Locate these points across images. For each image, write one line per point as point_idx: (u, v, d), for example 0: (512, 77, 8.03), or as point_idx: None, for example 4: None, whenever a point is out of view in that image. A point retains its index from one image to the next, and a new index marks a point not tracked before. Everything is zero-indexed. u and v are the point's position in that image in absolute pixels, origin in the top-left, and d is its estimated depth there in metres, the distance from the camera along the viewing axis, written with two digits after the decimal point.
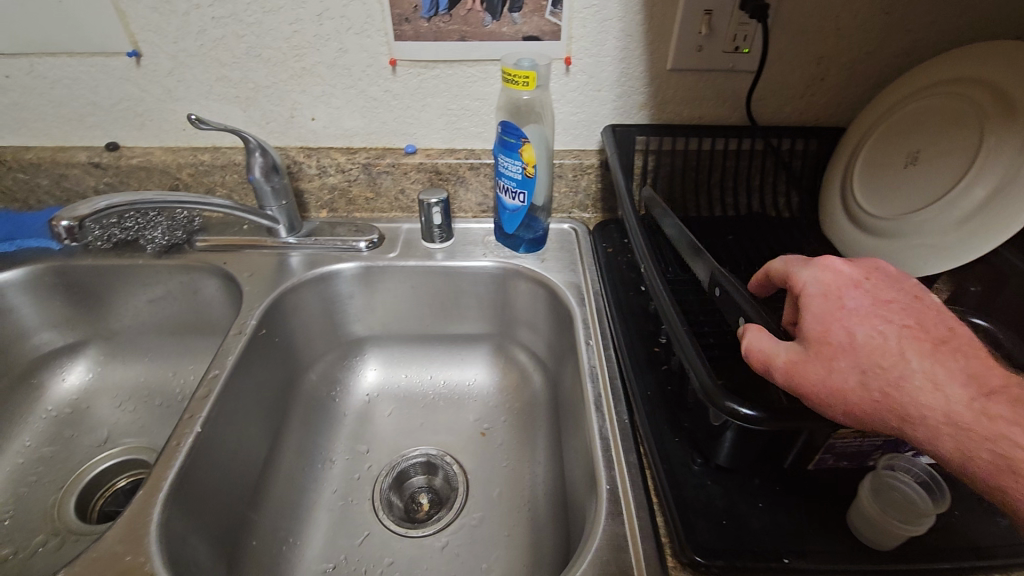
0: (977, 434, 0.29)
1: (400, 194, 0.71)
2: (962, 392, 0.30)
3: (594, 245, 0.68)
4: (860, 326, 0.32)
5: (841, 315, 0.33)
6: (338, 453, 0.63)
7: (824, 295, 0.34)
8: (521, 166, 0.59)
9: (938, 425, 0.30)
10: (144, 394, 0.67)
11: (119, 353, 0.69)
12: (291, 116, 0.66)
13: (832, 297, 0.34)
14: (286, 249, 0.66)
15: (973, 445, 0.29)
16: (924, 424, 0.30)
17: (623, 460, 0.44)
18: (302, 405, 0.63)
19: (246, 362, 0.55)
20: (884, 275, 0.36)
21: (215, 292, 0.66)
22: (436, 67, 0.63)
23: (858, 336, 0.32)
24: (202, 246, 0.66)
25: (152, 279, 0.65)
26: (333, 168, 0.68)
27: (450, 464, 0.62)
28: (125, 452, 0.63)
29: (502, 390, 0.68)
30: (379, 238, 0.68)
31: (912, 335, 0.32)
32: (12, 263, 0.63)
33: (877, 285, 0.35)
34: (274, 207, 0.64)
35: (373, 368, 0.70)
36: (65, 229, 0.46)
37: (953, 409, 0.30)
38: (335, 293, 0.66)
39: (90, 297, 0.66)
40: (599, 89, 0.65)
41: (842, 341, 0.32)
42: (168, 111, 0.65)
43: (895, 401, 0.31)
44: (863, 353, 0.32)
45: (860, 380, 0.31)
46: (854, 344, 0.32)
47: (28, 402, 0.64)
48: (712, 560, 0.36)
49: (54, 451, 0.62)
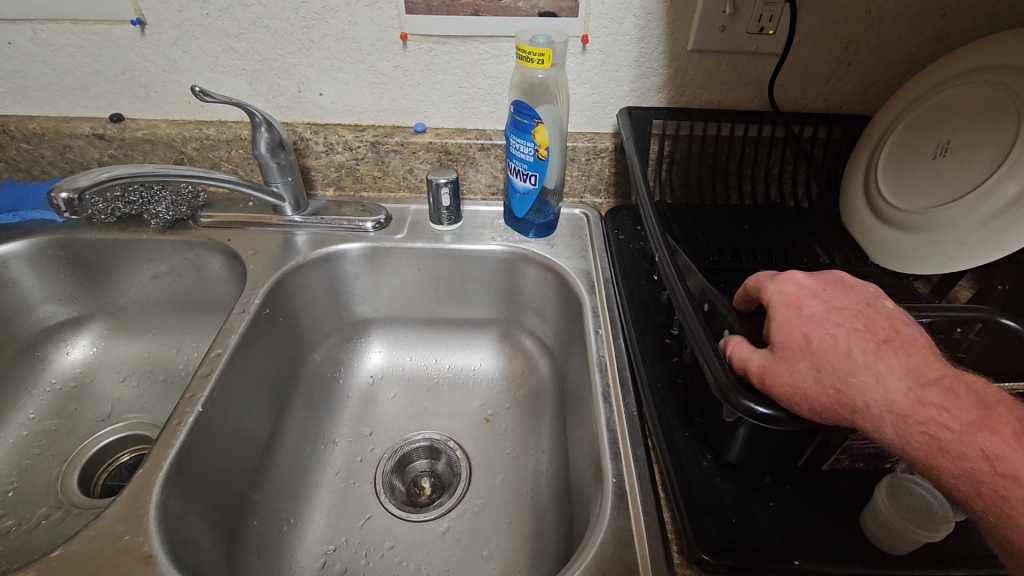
0: (917, 423, 0.29)
1: (409, 173, 0.69)
2: (904, 384, 0.30)
3: (605, 231, 0.67)
4: (817, 331, 0.33)
5: (801, 322, 0.34)
6: (340, 435, 0.62)
7: (784, 306, 0.35)
8: (534, 148, 0.58)
9: (882, 417, 0.29)
10: (148, 369, 0.67)
11: (123, 328, 0.68)
12: (298, 91, 0.64)
13: (793, 306, 0.35)
14: (292, 228, 0.65)
15: (917, 434, 0.29)
16: (868, 418, 0.30)
17: (630, 453, 0.43)
18: (305, 385, 0.63)
19: (249, 342, 0.54)
20: (841, 284, 0.36)
21: (219, 269, 0.65)
22: (448, 43, 0.60)
23: (814, 339, 0.32)
24: (206, 222, 0.65)
25: (156, 254, 0.64)
26: (340, 145, 0.67)
27: (453, 449, 0.62)
28: (128, 427, 0.62)
29: (507, 376, 0.67)
30: (386, 219, 0.67)
31: (859, 336, 0.32)
32: (15, 234, 0.62)
33: (833, 294, 0.35)
34: (280, 184, 0.62)
35: (377, 350, 0.69)
36: (65, 202, 0.45)
37: (895, 402, 0.29)
38: (340, 274, 0.65)
39: (94, 271, 0.65)
40: (616, 69, 0.63)
41: (801, 344, 0.32)
42: (174, 82, 0.64)
43: (847, 396, 0.30)
44: (819, 354, 0.31)
45: (815, 378, 0.31)
46: (811, 346, 0.32)
47: (32, 374, 0.64)
48: (720, 560, 0.35)
49: (58, 424, 0.61)
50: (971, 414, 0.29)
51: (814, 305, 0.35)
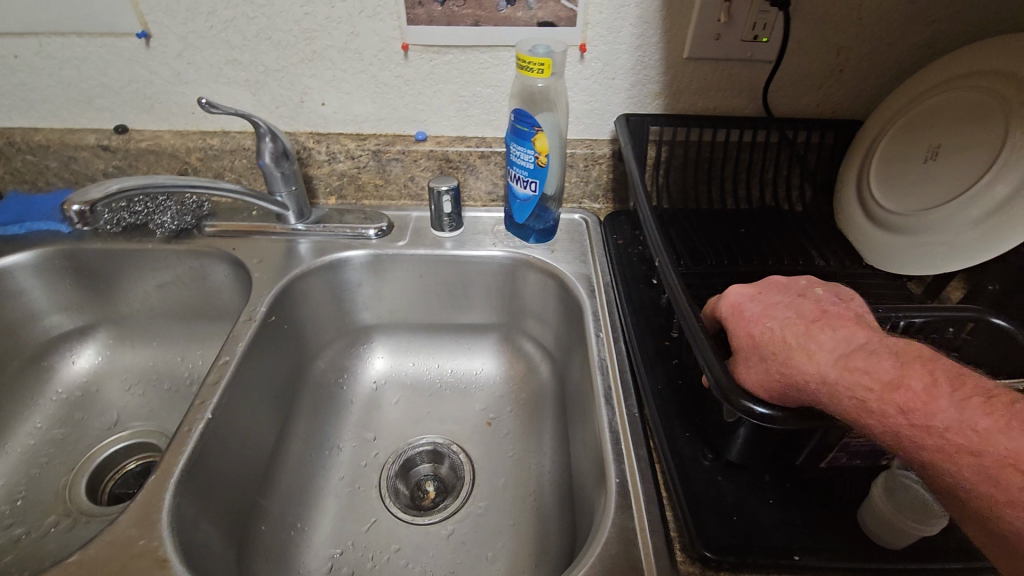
0: (846, 386, 0.30)
1: (410, 181, 0.70)
2: (831, 353, 0.32)
3: (604, 236, 0.68)
4: (757, 326, 0.36)
5: (746, 322, 0.38)
6: (345, 440, 0.63)
7: (732, 315, 0.39)
8: (534, 155, 0.59)
9: (818, 387, 0.31)
10: (153, 377, 0.67)
11: (129, 337, 0.69)
12: (301, 101, 0.65)
13: (737, 311, 0.39)
14: (295, 236, 0.66)
15: (847, 398, 0.30)
16: (809, 391, 0.32)
17: (632, 453, 0.44)
18: (310, 391, 0.64)
19: (256, 349, 0.55)
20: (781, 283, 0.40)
21: (224, 277, 0.65)
22: (449, 53, 0.62)
23: (756, 334, 0.36)
24: (211, 231, 0.65)
25: (161, 264, 0.65)
26: (342, 154, 0.68)
27: (457, 453, 0.63)
28: (135, 435, 0.63)
29: (509, 380, 0.68)
30: (388, 226, 0.68)
31: (791, 321, 0.35)
32: (21, 245, 0.62)
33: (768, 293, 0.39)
34: (284, 193, 0.63)
35: (380, 356, 0.70)
36: (76, 214, 0.45)
37: (825, 370, 0.31)
38: (343, 281, 0.66)
39: (99, 280, 0.66)
40: (613, 77, 0.64)
41: (748, 342, 0.36)
42: (178, 94, 0.65)
43: (785, 374, 0.33)
44: (761, 346, 0.35)
45: (764, 368, 0.34)
46: (754, 342, 0.36)
47: (39, 383, 0.64)
48: (722, 557, 0.36)
49: (65, 432, 0.62)
50: (891, 372, 0.30)
51: (756, 306, 0.38)
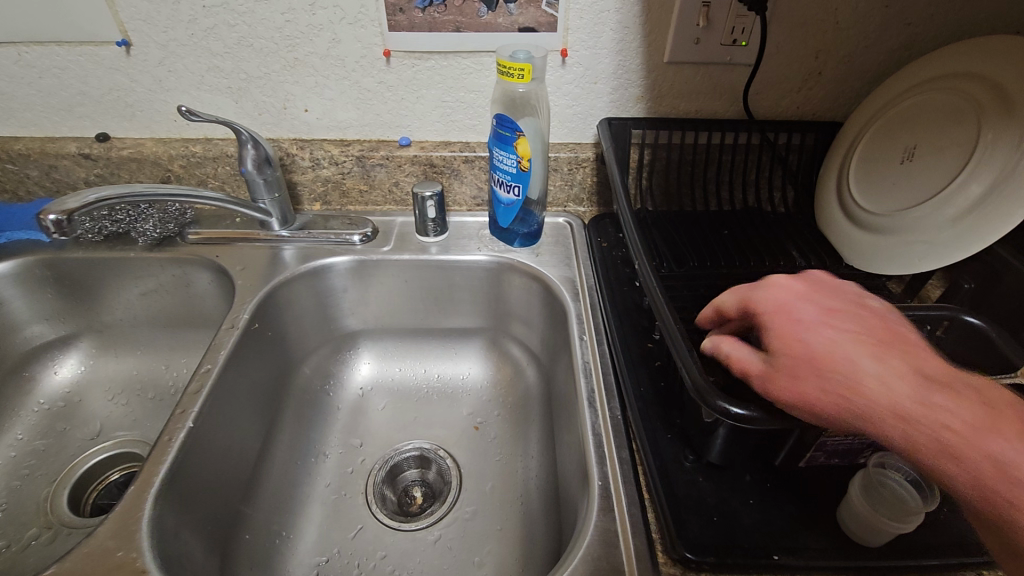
0: (897, 404, 0.28)
1: (395, 186, 0.70)
2: (881, 369, 0.29)
3: (589, 239, 0.68)
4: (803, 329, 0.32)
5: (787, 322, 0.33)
6: (331, 447, 0.63)
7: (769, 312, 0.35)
8: (516, 160, 0.59)
9: (867, 402, 0.29)
10: (137, 386, 0.67)
11: (112, 346, 0.68)
12: (284, 108, 0.65)
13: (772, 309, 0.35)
14: (279, 243, 0.66)
15: (893, 419, 0.28)
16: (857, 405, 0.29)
17: (614, 456, 0.44)
18: (295, 397, 0.63)
19: (239, 355, 0.55)
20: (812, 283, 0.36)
21: (207, 285, 0.65)
22: (431, 58, 0.62)
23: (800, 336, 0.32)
24: (194, 239, 0.65)
25: (144, 272, 0.64)
26: (326, 160, 0.68)
27: (444, 458, 0.62)
28: (119, 445, 0.63)
29: (496, 384, 0.68)
30: (372, 232, 0.68)
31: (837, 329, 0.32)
32: (1, 256, 0.62)
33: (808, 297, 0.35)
34: (267, 200, 0.63)
35: (366, 362, 0.70)
36: (53, 223, 0.46)
37: (873, 385, 0.29)
38: (328, 287, 0.66)
39: (81, 290, 0.65)
40: (595, 81, 0.65)
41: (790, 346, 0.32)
42: (159, 102, 0.64)
43: (833, 385, 0.30)
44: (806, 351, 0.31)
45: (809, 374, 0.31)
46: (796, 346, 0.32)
47: (21, 394, 0.64)
48: (703, 557, 0.36)
49: (47, 444, 0.61)
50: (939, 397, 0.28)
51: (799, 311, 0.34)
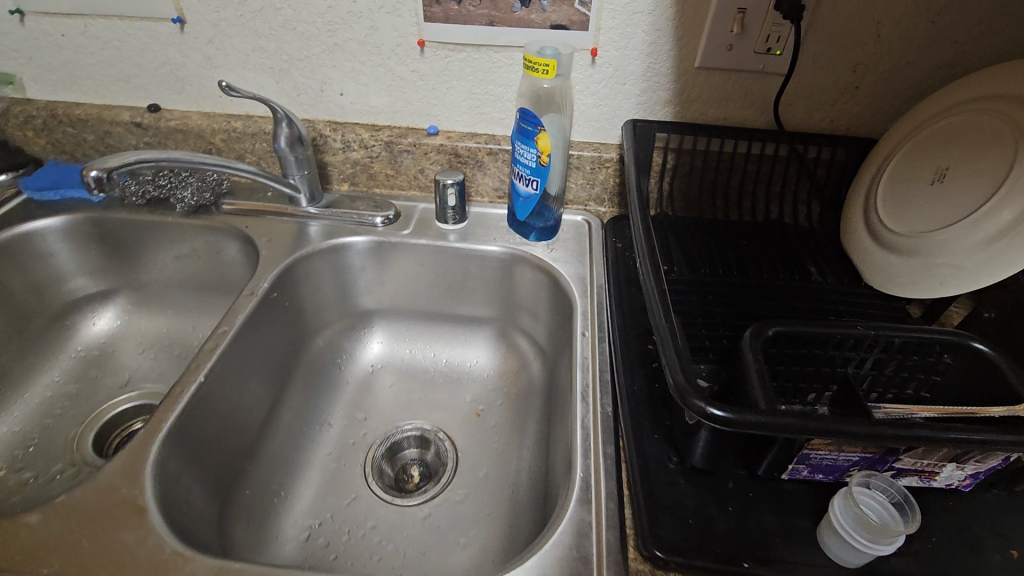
0: None
1: (420, 173, 0.72)
2: None
3: (604, 239, 0.68)
4: None
5: None
6: (336, 418, 0.65)
7: None
8: (536, 154, 0.60)
9: None
10: (165, 343, 0.71)
11: (146, 304, 0.73)
12: (321, 90, 0.68)
13: None
14: (306, 219, 0.69)
15: None
16: None
17: (599, 450, 0.44)
18: (306, 367, 0.66)
19: (256, 320, 0.58)
20: None
21: (235, 253, 0.69)
22: (463, 51, 0.63)
23: None
24: (228, 209, 0.69)
25: (179, 237, 0.68)
26: (356, 143, 0.70)
27: (442, 441, 0.64)
28: (143, 397, 0.67)
29: (500, 373, 0.69)
30: (394, 215, 0.70)
31: None
32: (54, 210, 0.67)
33: None
34: (297, 176, 0.66)
35: (378, 340, 0.72)
36: (94, 179, 0.49)
37: None
38: (347, 265, 0.69)
39: (122, 249, 0.70)
40: (623, 82, 0.65)
41: None
42: (207, 77, 0.68)
43: None
44: None
45: None
46: None
47: (61, 340, 0.69)
48: (671, 556, 0.36)
49: (80, 388, 0.66)
50: None
51: None
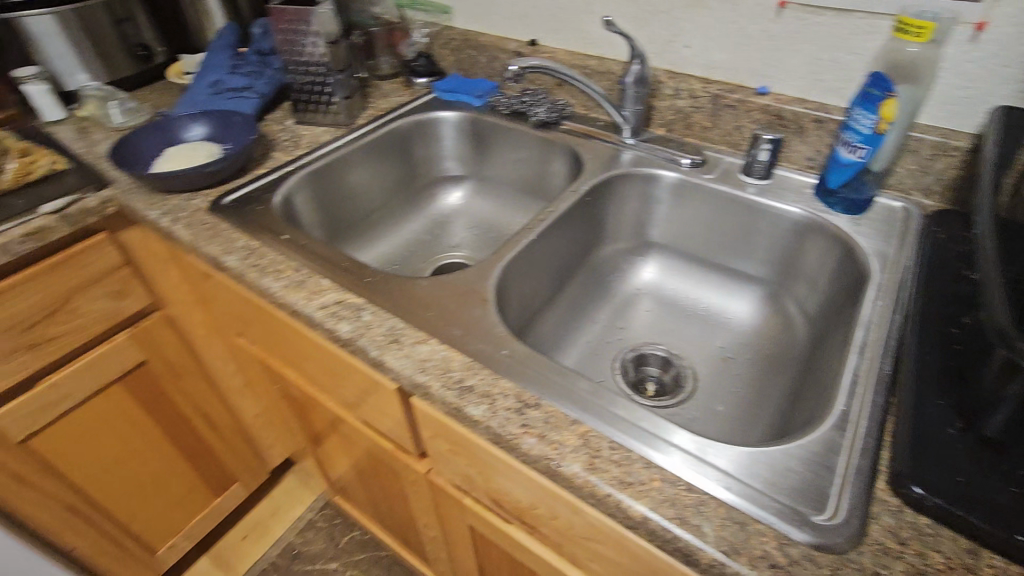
0: None
1: (736, 129, 0.77)
2: None
3: (924, 227, 0.64)
4: None
5: None
6: (600, 318, 0.77)
7: None
8: (875, 121, 0.60)
9: None
10: (486, 225, 0.92)
11: (483, 193, 0.94)
12: (671, 41, 0.78)
13: None
14: (622, 146, 0.80)
15: None
16: None
17: (867, 396, 0.45)
18: (590, 269, 0.79)
19: (571, 211, 0.72)
20: None
21: (560, 166, 0.84)
22: (825, 14, 0.65)
23: None
24: (565, 128, 0.84)
25: (523, 144, 0.87)
26: (686, 92, 0.78)
27: (684, 368, 0.70)
28: (463, 258, 0.89)
29: (758, 330, 0.72)
30: (702, 160, 0.76)
31: None
32: (451, 107, 0.91)
33: None
34: (629, 109, 0.78)
35: (652, 269, 0.81)
36: (512, 72, 0.70)
37: None
38: (649, 194, 0.78)
39: (482, 145, 0.91)
40: (1007, 65, 0.59)
41: None
42: (582, 22, 0.84)
43: None
44: None
45: None
46: None
47: (426, 202, 0.94)
48: (929, 495, 0.37)
49: (429, 239, 0.91)
50: None
51: None
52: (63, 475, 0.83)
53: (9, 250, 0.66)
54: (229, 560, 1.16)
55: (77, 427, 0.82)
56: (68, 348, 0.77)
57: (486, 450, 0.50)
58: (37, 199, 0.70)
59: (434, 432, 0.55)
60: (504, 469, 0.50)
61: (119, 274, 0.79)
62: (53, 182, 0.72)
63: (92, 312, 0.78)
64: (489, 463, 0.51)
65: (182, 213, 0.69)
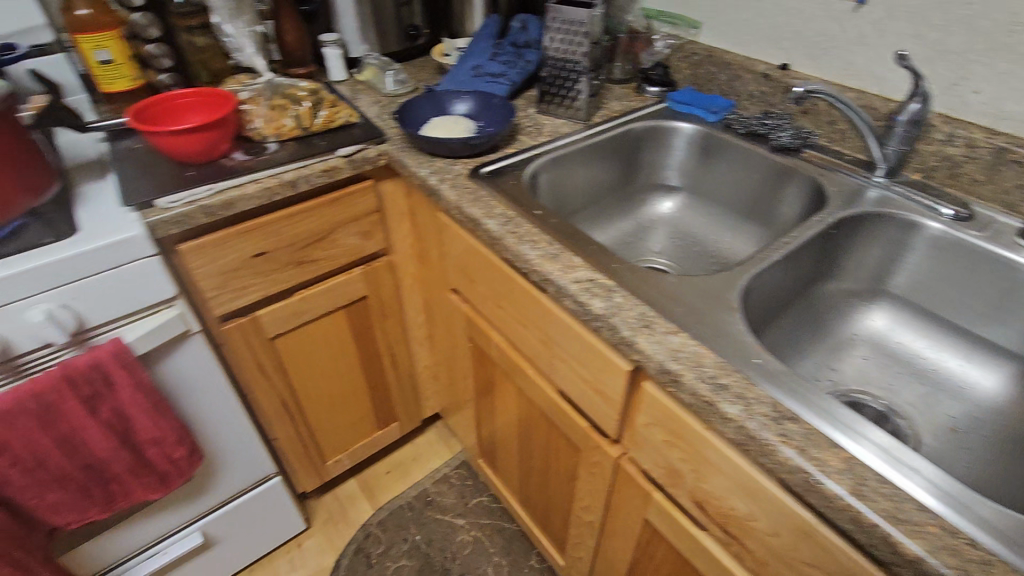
0: None
1: (1016, 188, 0.70)
2: None
3: None
4: None
5: None
6: (814, 354, 0.74)
7: None
8: None
9: None
10: (693, 239, 0.93)
11: (697, 208, 0.96)
12: (956, 84, 0.73)
13: None
14: (870, 185, 0.76)
15: None
16: None
17: None
18: (816, 303, 0.76)
19: (817, 240, 0.70)
20: None
21: (794, 194, 0.82)
22: None
23: None
24: (806, 157, 0.82)
25: (754, 166, 0.86)
26: (962, 140, 0.73)
27: (903, 427, 0.65)
28: (664, 265, 0.91)
29: (1006, 407, 0.65)
30: (968, 214, 0.71)
31: None
32: (685, 119, 0.92)
33: None
34: (891, 148, 0.74)
35: (881, 317, 0.76)
36: (796, 95, 0.71)
37: None
38: (901, 239, 0.74)
39: (710, 161, 0.92)
40: None
41: None
42: (849, 52, 0.81)
43: None
44: None
45: None
46: None
47: (638, 206, 0.98)
48: None
49: (633, 240, 0.94)
50: None
51: None
52: (288, 375, 0.98)
53: (309, 181, 0.80)
54: (375, 489, 1.29)
55: (308, 338, 0.97)
56: (322, 271, 0.91)
57: (718, 449, 0.51)
58: (335, 143, 0.83)
59: (653, 419, 0.58)
60: (730, 473, 0.51)
61: (371, 218, 0.92)
62: (347, 131, 0.85)
63: (345, 245, 0.91)
64: (712, 463, 0.53)
65: (448, 175, 0.78)
